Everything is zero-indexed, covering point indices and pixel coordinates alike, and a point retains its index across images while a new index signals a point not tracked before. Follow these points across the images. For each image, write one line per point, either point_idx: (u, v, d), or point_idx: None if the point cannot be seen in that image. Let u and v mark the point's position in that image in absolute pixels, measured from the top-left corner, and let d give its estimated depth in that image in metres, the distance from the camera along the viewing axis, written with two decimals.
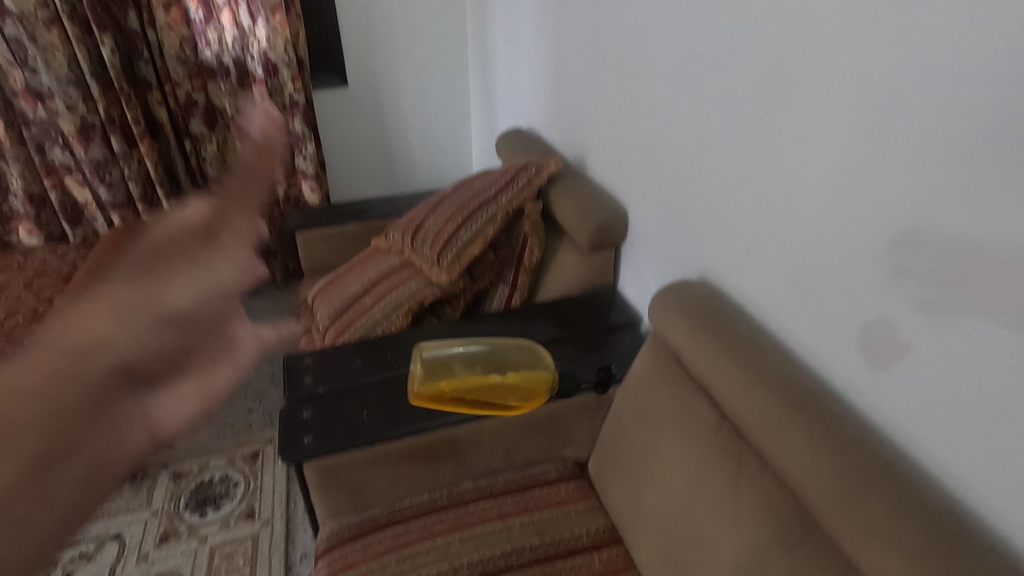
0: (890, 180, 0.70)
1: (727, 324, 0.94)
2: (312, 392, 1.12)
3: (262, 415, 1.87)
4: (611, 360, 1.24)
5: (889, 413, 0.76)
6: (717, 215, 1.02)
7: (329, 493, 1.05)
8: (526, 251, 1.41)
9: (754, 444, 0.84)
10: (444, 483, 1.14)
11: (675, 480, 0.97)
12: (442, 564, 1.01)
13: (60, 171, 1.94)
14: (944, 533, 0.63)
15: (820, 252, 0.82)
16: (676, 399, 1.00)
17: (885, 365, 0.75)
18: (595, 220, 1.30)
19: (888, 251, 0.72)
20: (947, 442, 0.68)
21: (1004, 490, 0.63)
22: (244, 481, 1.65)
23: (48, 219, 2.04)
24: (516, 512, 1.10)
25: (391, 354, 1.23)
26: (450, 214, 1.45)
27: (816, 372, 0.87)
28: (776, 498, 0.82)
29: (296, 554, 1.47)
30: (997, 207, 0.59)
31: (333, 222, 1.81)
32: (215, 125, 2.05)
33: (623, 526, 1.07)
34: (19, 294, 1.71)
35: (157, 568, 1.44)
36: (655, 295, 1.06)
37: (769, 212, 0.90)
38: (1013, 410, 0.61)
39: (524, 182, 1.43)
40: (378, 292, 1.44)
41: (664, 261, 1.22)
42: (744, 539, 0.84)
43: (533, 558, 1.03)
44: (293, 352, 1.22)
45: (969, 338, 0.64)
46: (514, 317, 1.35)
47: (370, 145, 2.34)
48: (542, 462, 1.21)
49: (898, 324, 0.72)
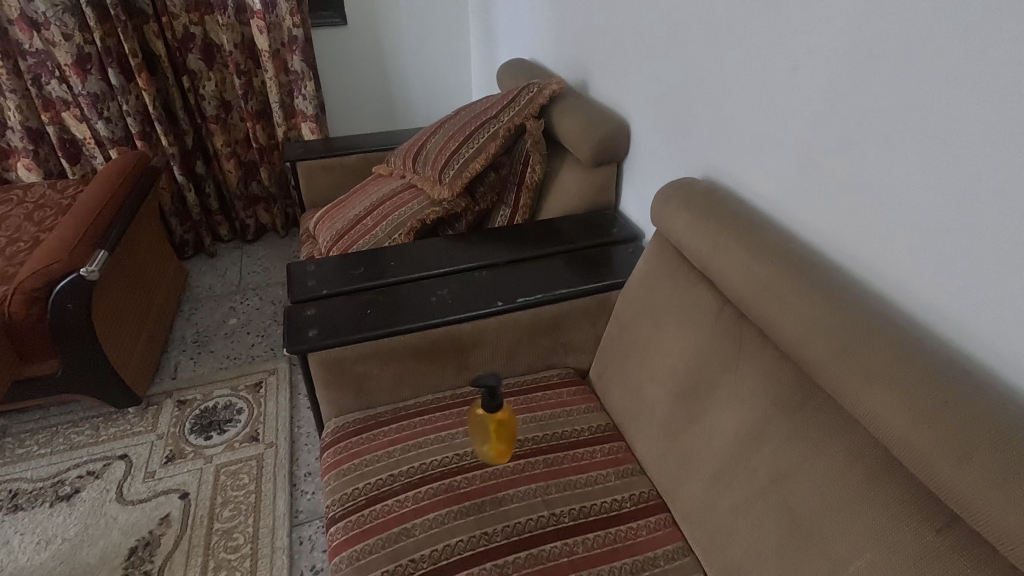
0: (897, 33, 0.70)
1: (729, 211, 0.94)
2: (315, 293, 1.14)
3: (264, 349, 1.89)
4: (613, 269, 1.25)
5: (897, 276, 0.76)
6: (719, 110, 1.03)
7: (334, 386, 1.07)
8: (528, 169, 1.41)
9: (755, 319, 0.85)
10: (446, 385, 1.17)
11: (675, 368, 0.98)
12: (447, 453, 1.03)
13: (57, 105, 1.93)
14: (948, 370, 0.63)
15: (823, 128, 0.83)
16: (676, 292, 1.02)
17: (890, 227, 0.76)
18: (598, 132, 1.30)
19: (892, 110, 0.73)
20: (952, 290, 0.69)
21: (1010, 323, 0.63)
22: (248, 407, 1.67)
23: (46, 157, 2.03)
24: (518, 411, 1.12)
25: (393, 262, 1.25)
26: (451, 133, 1.43)
27: (820, 252, 0.88)
28: (777, 368, 0.83)
29: (301, 471, 1.49)
30: (997, 42, 0.60)
31: (333, 154, 1.81)
32: (213, 62, 2.03)
33: (625, 422, 1.09)
34: (18, 224, 1.70)
35: (164, 485, 1.46)
36: (658, 193, 1.07)
37: (776, 96, 0.90)
38: (1011, 243, 0.62)
39: (527, 99, 1.40)
40: (379, 212, 1.45)
41: (666, 169, 1.22)
42: (745, 411, 0.85)
43: (536, 449, 1.05)
44: (296, 261, 1.24)
45: (973, 178, 0.65)
46: (515, 233, 1.37)
47: (369, 87, 2.34)
48: (543, 369, 1.24)
49: (903, 182, 0.73)
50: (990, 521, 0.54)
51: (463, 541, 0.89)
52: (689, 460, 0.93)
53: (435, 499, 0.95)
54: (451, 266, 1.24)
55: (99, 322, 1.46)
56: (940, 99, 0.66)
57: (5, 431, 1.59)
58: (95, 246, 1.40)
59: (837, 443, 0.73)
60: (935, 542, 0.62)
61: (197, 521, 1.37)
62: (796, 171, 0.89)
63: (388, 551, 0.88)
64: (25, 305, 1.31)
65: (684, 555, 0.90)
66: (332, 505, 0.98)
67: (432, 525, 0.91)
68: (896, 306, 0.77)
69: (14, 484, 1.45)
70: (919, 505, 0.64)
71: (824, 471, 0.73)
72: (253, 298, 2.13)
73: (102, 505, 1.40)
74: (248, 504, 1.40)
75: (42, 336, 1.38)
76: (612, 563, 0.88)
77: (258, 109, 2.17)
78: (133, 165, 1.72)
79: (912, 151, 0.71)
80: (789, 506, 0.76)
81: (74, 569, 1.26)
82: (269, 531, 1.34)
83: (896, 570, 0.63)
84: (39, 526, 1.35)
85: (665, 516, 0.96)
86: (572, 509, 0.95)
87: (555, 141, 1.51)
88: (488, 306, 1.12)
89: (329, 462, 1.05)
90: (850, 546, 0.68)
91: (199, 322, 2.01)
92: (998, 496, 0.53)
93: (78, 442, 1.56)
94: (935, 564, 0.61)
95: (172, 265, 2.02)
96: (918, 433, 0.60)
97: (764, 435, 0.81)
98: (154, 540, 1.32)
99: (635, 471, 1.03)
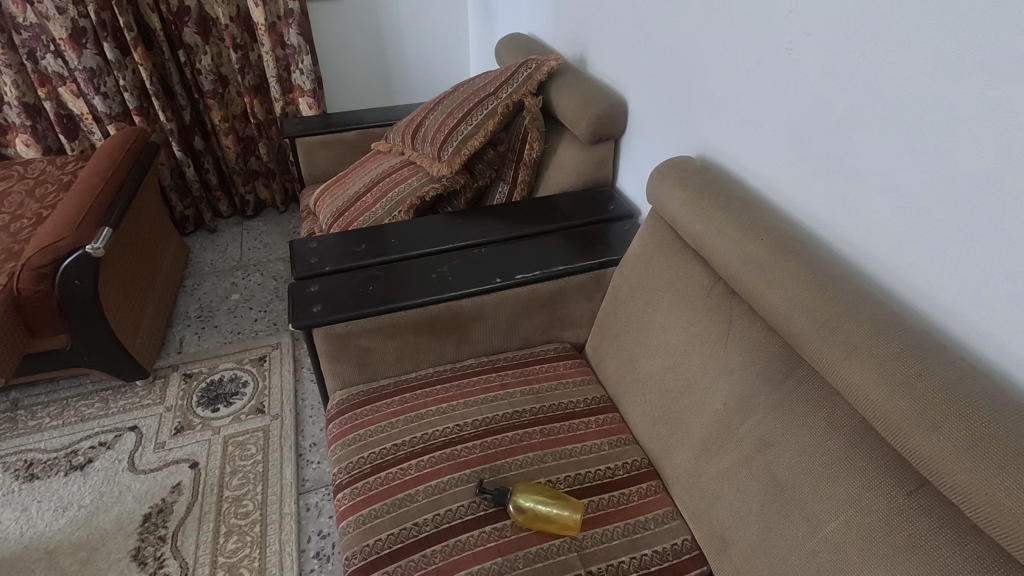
0: (890, 16, 0.71)
1: (722, 190, 0.96)
2: (319, 269, 1.17)
3: (267, 323, 1.92)
4: (610, 245, 1.27)
5: (882, 254, 0.79)
6: (714, 89, 1.05)
7: (338, 360, 1.11)
8: (527, 146, 1.42)
9: (745, 295, 0.87)
10: (447, 358, 1.21)
11: (667, 343, 1.02)
12: (449, 424, 1.07)
13: (53, 80, 1.92)
14: (925, 344, 0.66)
15: (817, 108, 0.84)
16: (669, 269, 1.05)
17: (876, 206, 0.78)
18: (595, 110, 1.30)
19: (883, 94, 0.74)
20: (932, 267, 0.72)
21: (985, 300, 0.66)
22: (253, 380, 1.72)
23: (44, 132, 2.03)
24: (516, 383, 1.16)
25: (393, 240, 1.28)
26: (450, 110, 1.44)
27: (810, 230, 0.91)
28: (765, 343, 0.86)
29: (307, 442, 1.54)
30: (983, 28, 0.62)
31: (332, 129, 1.82)
32: (209, 35, 2.02)
33: (618, 394, 1.14)
34: (20, 201, 1.71)
35: (175, 454, 1.50)
36: (654, 171, 1.08)
37: (772, 79, 0.91)
38: (987, 222, 0.65)
39: (524, 76, 1.40)
40: (380, 189, 1.46)
41: (663, 146, 1.24)
42: (734, 383, 0.89)
43: (533, 419, 1.09)
44: (299, 237, 1.27)
45: (956, 160, 0.67)
46: (514, 210, 1.39)
47: (366, 61, 2.33)
48: (540, 344, 1.28)
49: (890, 163, 0.75)
50: (954, 483, 0.58)
51: (465, 506, 0.94)
52: (680, 431, 0.97)
53: (437, 467, 1.00)
54: (450, 244, 1.27)
55: (105, 298, 1.49)
56: (928, 83, 0.68)
57: (17, 404, 1.63)
58: (99, 222, 1.42)
59: (819, 413, 0.77)
60: (904, 504, 0.66)
61: (208, 489, 1.42)
62: (789, 150, 0.91)
63: (392, 515, 0.93)
64: (32, 281, 1.33)
65: (673, 519, 0.95)
66: (338, 472, 1.02)
67: (434, 491, 0.96)
68: (881, 283, 0.80)
69: (29, 454, 1.49)
70: (892, 471, 0.68)
71: (805, 440, 0.78)
72: (254, 274, 2.15)
73: (115, 474, 1.45)
74: (256, 473, 1.45)
75: (49, 310, 1.41)
76: (605, 526, 0.93)
77: (255, 84, 2.16)
78: (132, 141, 1.72)
79: (901, 132, 0.73)
80: (773, 472, 0.81)
81: (91, 534, 1.32)
82: (277, 498, 1.40)
83: (869, 530, 0.68)
84: (56, 494, 1.40)
85: (656, 482, 1.00)
86: (568, 476, 1.00)
87: (553, 117, 1.52)
88: (487, 282, 1.15)
89: (335, 432, 1.09)
90: (827, 509, 0.73)
91: (202, 297, 2.04)
92: (963, 461, 0.57)
93: (88, 414, 1.61)
94: (904, 525, 0.65)
95: (173, 241, 2.04)
96: (894, 403, 0.64)
97: (751, 407, 0.86)
98: (167, 507, 1.38)
99: (628, 441, 1.07)
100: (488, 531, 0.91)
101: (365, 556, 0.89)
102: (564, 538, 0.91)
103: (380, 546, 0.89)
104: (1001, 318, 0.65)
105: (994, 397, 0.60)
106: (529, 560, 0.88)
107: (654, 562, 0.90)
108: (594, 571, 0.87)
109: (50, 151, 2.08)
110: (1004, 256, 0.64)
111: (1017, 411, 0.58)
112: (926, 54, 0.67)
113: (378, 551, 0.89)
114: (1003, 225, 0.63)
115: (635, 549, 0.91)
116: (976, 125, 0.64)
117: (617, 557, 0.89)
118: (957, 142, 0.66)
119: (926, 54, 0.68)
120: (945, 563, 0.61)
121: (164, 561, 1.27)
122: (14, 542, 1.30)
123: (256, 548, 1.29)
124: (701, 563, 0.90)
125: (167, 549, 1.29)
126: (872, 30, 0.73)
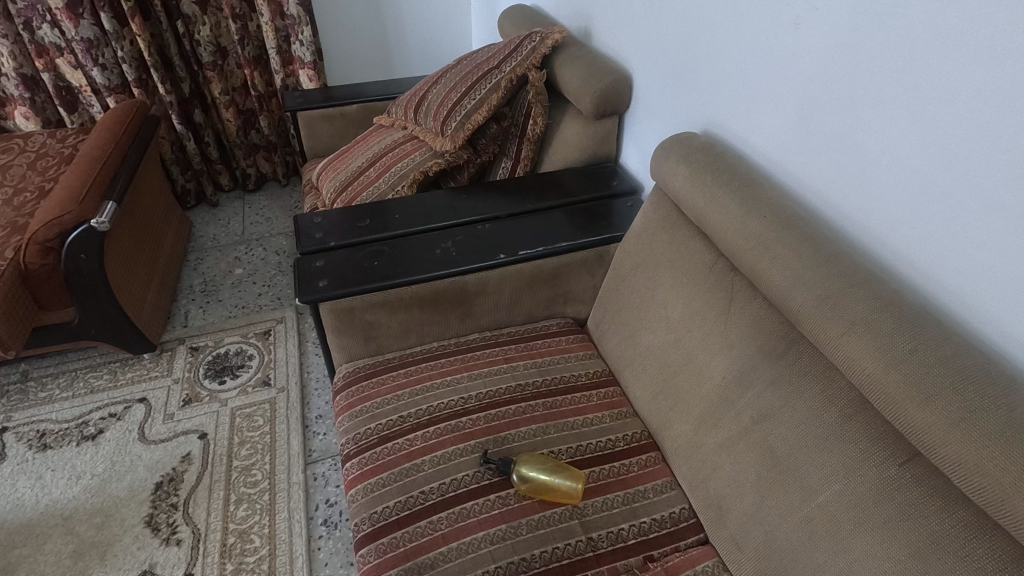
0: None
1: (724, 167, 0.96)
2: (324, 245, 1.18)
3: (271, 298, 1.94)
4: (612, 221, 1.28)
5: (882, 232, 0.80)
6: (719, 64, 1.04)
7: (344, 334, 1.13)
8: (531, 121, 1.41)
9: (745, 271, 0.88)
10: (451, 333, 1.23)
11: (669, 319, 1.03)
12: (453, 397, 1.09)
13: (51, 51, 1.89)
14: (921, 319, 0.68)
15: (823, 85, 0.84)
16: (672, 245, 1.06)
17: (878, 184, 0.79)
18: (600, 84, 1.29)
19: (889, 71, 0.74)
20: (932, 245, 0.73)
21: (981, 277, 0.68)
22: (258, 354, 1.74)
23: (43, 104, 2.01)
24: (519, 357, 1.18)
25: (397, 216, 1.28)
26: (453, 84, 1.43)
27: (811, 206, 0.91)
28: (765, 319, 0.88)
29: (312, 414, 1.57)
30: (992, 5, 0.61)
31: (333, 102, 1.80)
32: (207, 5, 1.98)
33: (620, 368, 1.16)
34: (22, 174, 1.71)
35: (184, 425, 1.54)
36: (658, 148, 1.08)
37: (779, 54, 0.90)
38: (988, 201, 0.66)
39: (529, 50, 1.39)
40: (383, 164, 1.46)
41: (667, 121, 1.23)
42: (733, 358, 0.91)
43: (536, 392, 1.11)
44: (303, 212, 1.28)
45: (960, 139, 0.67)
46: (517, 186, 1.40)
47: (367, 32, 2.29)
48: (543, 319, 1.30)
49: (893, 140, 0.75)
50: (944, 454, 0.61)
51: (469, 475, 0.97)
52: (680, 404, 0.99)
53: (442, 438, 1.02)
54: (454, 220, 1.28)
55: (111, 272, 1.50)
56: (936, 62, 0.68)
57: (27, 375, 1.66)
58: (103, 196, 1.42)
59: (815, 387, 0.79)
60: (896, 474, 0.69)
61: (217, 459, 1.45)
62: (794, 127, 0.91)
63: (400, 484, 0.96)
64: (39, 254, 1.34)
65: (671, 488, 0.98)
66: (346, 443, 1.05)
67: (439, 461, 0.99)
68: (880, 259, 0.81)
69: (41, 425, 1.53)
70: (885, 441, 0.71)
71: (802, 412, 0.80)
72: (257, 248, 2.16)
73: (126, 444, 1.48)
74: (264, 444, 1.49)
75: (58, 284, 1.42)
76: (606, 495, 0.96)
77: (255, 55, 2.13)
78: (132, 115, 1.71)
79: (906, 111, 0.73)
80: (769, 444, 0.83)
81: (105, 501, 1.35)
82: (285, 467, 1.43)
83: (861, 498, 0.71)
84: (69, 463, 1.43)
85: (656, 454, 1.03)
86: (570, 447, 1.02)
87: (556, 91, 1.50)
88: (490, 258, 1.16)
89: (342, 404, 1.11)
90: (821, 478, 0.75)
91: (206, 272, 2.05)
92: (954, 433, 0.59)
93: (97, 385, 1.63)
94: (895, 493, 0.68)
95: (176, 215, 2.04)
96: (889, 377, 0.66)
97: (749, 380, 0.88)
98: (178, 476, 1.41)
99: (628, 414, 1.10)
100: (492, 500, 0.94)
101: (373, 523, 0.92)
102: (566, 506, 0.94)
103: (388, 513, 0.92)
104: (996, 295, 0.67)
105: (987, 371, 0.61)
106: (532, 527, 0.91)
107: (652, 529, 0.93)
108: (595, 537, 0.91)
109: (50, 124, 2.07)
110: (1001, 235, 0.65)
111: (1007, 385, 0.60)
112: (936, 33, 0.67)
113: (386, 518, 0.92)
114: (1000, 204, 0.64)
115: (635, 517, 0.94)
116: (980, 106, 0.64)
117: (617, 524, 0.93)
118: (962, 122, 0.67)
119: (937, 32, 0.67)
120: (932, 529, 0.64)
121: (176, 527, 1.31)
122: (31, 509, 1.34)
123: (266, 515, 1.33)
124: (699, 530, 0.94)
125: (179, 516, 1.33)
126: (881, 7, 0.73)
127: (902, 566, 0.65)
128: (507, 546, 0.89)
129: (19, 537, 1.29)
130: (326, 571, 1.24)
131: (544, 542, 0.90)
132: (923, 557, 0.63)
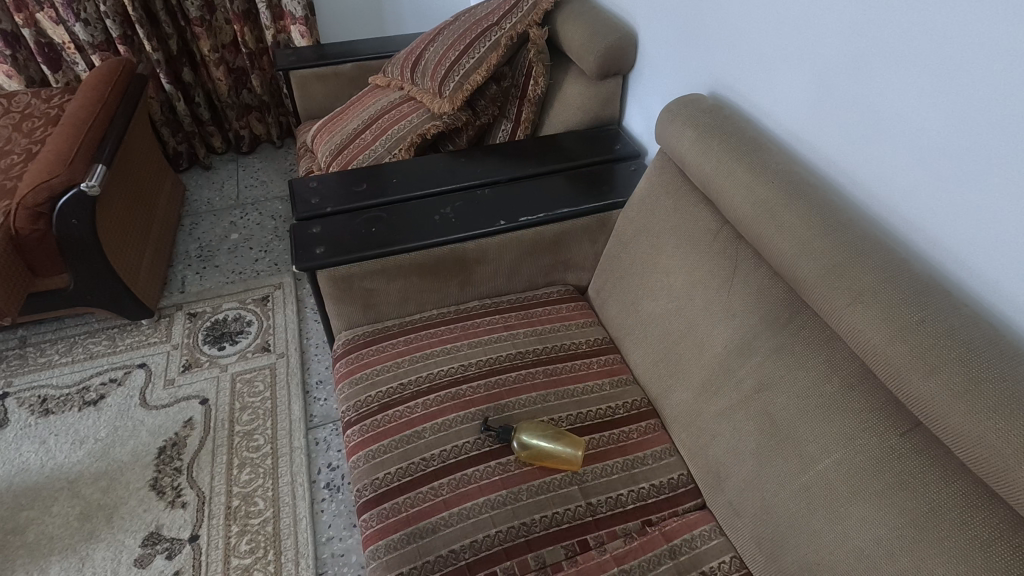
0: None
1: (733, 131, 0.93)
2: (320, 210, 1.16)
3: (268, 263, 1.92)
4: (614, 187, 1.25)
5: (893, 198, 0.78)
6: (730, 20, 0.99)
7: (343, 302, 1.12)
8: (531, 82, 1.36)
9: (751, 240, 0.87)
10: (450, 301, 1.21)
11: (671, 287, 1.02)
12: (452, 365, 1.09)
13: (30, 5, 1.81)
14: (929, 290, 0.66)
15: (838, 45, 0.80)
16: (675, 212, 1.04)
17: (891, 151, 0.76)
18: (604, 42, 1.24)
19: (908, 28, 0.69)
20: (945, 217, 0.71)
21: (993, 247, 0.66)
22: (256, 319, 1.73)
23: (25, 62, 1.95)
24: (519, 325, 1.17)
25: (395, 181, 1.26)
26: (451, 41, 1.37)
27: (821, 172, 0.88)
28: (769, 288, 0.86)
29: (313, 379, 1.58)
30: None
31: (326, 61, 1.74)
32: None
33: (620, 335, 1.15)
34: (7, 136, 1.66)
35: (185, 390, 1.54)
36: (663, 109, 1.04)
37: (794, 12, 0.85)
38: (1004, 170, 0.63)
39: (529, 5, 1.33)
40: (379, 127, 1.41)
41: (673, 82, 1.19)
42: (737, 327, 0.89)
43: (535, 360, 1.11)
44: (297, 177, 1.25)
45: (978, 105, 0.64)
46: (517, 150, 1.36)
47: None
48: (544, 286, 1.29)
49: (909, 103, 0.72)
50: (946, 426, 0.60)
51: (470, 442, 0.98)
52: (680, 373, 0.99)
53: (442, 406, 1.02)
54: (452, 185, 1.25)
55: (104, 237, 1.48)
56: (956, 22, 0.64)
57: (25, 341, 1.65)
58: (92, 158, 1.38)
59: (818, 356, 0.79)
60: (897, 444, 0.69)
61: (219, 424, 1.46)
62: (807, 88, 0.87)
63: (401, 450, 0.96)
64: (30, 219, 1.31)
65: (670, 455, 0.99)
66: (346, 410, 1.05)
67: (440, 429, 0.99)
68: (887, 226, 0.80)
69: (42, 390, 1.53)
70: (889, 411, 0.70)
71: (803, 382, 0.79)
72: (253, 212, 2.13)
73: (127, 410, 1.49)
74: (265, 410, 1.49)
75: (49, 248, 1.39)
76: (605, 461, 0.97)
77: (244, 10, 2.05)
78: (118, 72, 1.64)
79: (923, 73, 0.69)
80: (769, 412, 0.83)
81: (110, 465, 1.37)
82: (286, 433, 1.44)
83: (862, 467, 0.71)
84: (71, 427, 1.44)
85: (655, 421, 1.04)
86: (570, 414, 1.03)
87: (558, 50, 1.45)
88: (490, 225, 1.13)
89: (342, 370, 1.11)
90: (820, 448, 0.76)
91: (201, 237, 2.02)
92: (957, 405, 0.58)
93: (96, 351, 1.63)
94: (896, 463, 0.68)
95: (168, 179, 2.00)
96: (895, 348, 0.65)
97: (751, 350, 0.87)
98: (180, 441, 1.42)
99: (629, 381, 1.10)
100: (492, 466, 0.95)
101: (375, 489, 0.93)
102: (566, 472, 0.95)
103: (390, 479, 0.93)
104: (1001, 262, 0.66)
105: (994, 344, 0.60)
106: (532, 493, 0.92)
107: (651, 494, 0.94)
108: (593, 502, 0.92)
109: (34, 83, 2.00)
110: (1018, 204, 0.62)
111: (1017, 357, 0.59)
112: None
113: (388, 484, 0.93)
114: (1016, 172, 0.62)
115: (634, 482, 0.95)
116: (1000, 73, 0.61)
117: (616, 490, 0.94)
118: (981, 84, 0.63)
119: None
120: (930, 499, 0.64)
121: (181, 490, 1.33)
122: (36, 473, 1.35)
123: (269, 479, 1.35)
124: (696, 496, 0.95)
125: (183, 479, 1.35)
126: None
127: (898, 534, 0.65)
128: (507, 511, 0.90)
129: (26, 499, 1.31)
130: (329, 533, 1.26)
131: (544, 508, 0.91)
132: (921, 525, 0.64)
